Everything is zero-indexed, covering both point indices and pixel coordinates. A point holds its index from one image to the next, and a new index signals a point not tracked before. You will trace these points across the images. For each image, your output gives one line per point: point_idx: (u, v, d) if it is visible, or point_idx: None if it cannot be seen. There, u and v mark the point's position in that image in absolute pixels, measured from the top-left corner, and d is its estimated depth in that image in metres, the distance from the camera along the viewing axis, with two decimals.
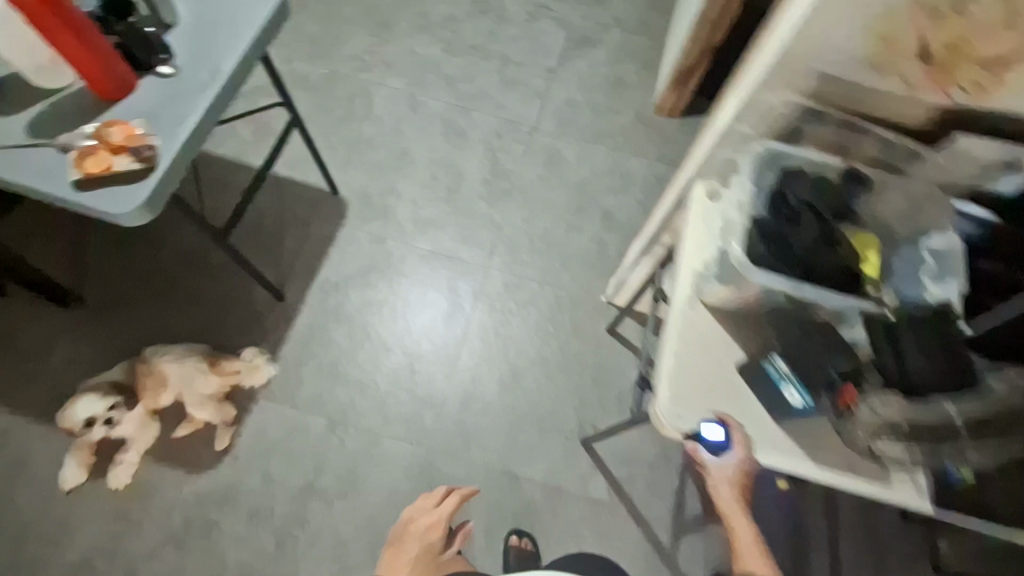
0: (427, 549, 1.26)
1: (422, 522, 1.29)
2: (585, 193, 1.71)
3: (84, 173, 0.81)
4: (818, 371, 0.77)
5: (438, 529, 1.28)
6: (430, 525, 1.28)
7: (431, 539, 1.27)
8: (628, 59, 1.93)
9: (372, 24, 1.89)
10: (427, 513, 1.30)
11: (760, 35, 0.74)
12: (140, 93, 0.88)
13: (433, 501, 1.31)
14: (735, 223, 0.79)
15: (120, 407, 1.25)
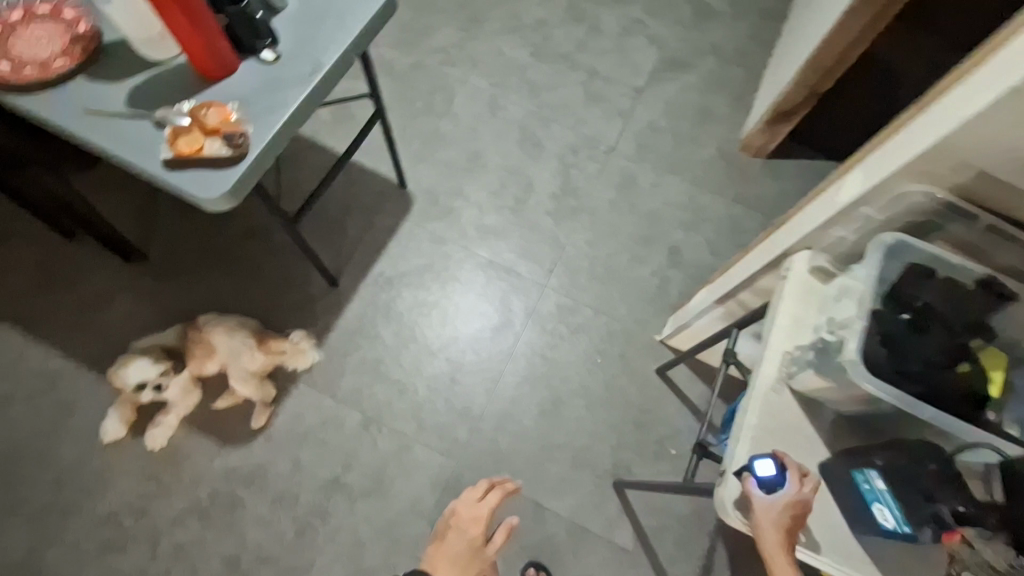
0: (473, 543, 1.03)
1: (465, 517, 1.08)
2: (654, 224, 1.65)
3: (176, 153, 0.80)
4: (925, 502, 0.71)
5: (478, 526, 1.05)
6: (473, 519, 1.07)
7: (473, 536, 1.05)
8: (720, 89, 1.84)
9: (464, 18, 1.86)
10: (470, 507, 1.09)
11: (912, 113, 0.67)
12: (238, 76, 0.87)
13: (477, 491, 1.13)
14: (850, 318, 0.73)
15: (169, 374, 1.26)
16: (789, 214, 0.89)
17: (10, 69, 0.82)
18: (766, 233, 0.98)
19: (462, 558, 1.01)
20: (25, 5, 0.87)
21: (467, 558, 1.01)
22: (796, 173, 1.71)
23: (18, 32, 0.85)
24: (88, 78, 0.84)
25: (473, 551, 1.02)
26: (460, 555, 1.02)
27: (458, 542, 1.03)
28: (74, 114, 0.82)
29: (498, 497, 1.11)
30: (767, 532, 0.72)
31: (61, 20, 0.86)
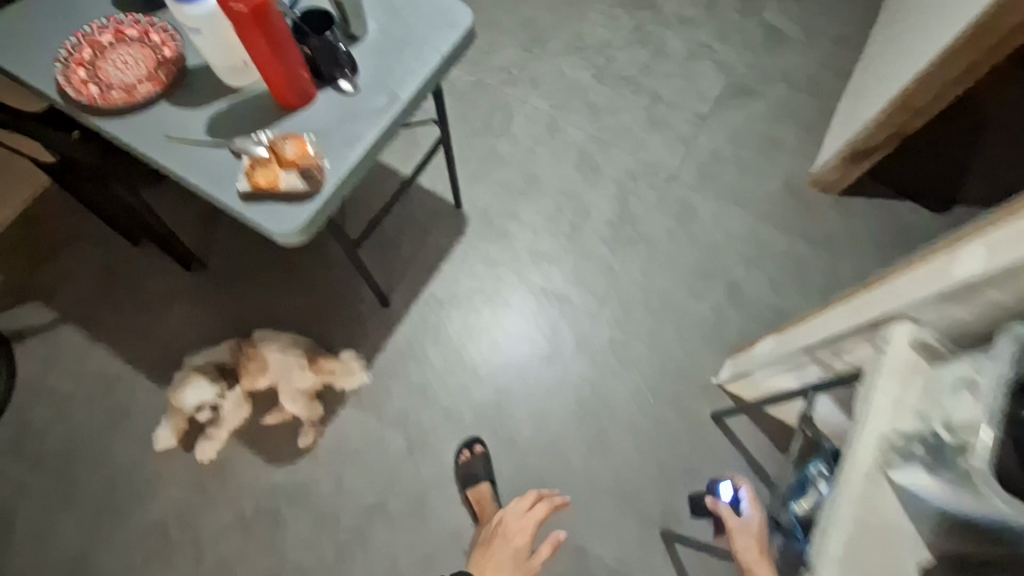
0: (518, 554, 1.19)
1: (513, 527, 1.22)
2: (715, 258, 1.57)
3: (253, 185, 0.79)
4: None
5: (525, 535, 1.20)
6: (520, 529, 1.21)
7: (518, 545, 1.20)
8: (790, 119, 1.76)
9: (526, 38, 1.84)
10: (517, 519, 1.23)
11: None
12: (316, 106, 0.86)
13: (524, 505, 1.25)
14: (978, 414, 0.61)
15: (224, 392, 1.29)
16: (886, 281, 0.84)
17: (98, 93, 0.83)
18: (859, 291, 0.92)
19: (510, 563, 1.18)
20: (115, 26, 0.88)
21: (513, 564, 1.18)
22: (870, 212, 1.62)
23: (107, 55, 0.86)
24: (170, 103, 0.84)
25: (520, 559, 1.19)
26: (509, 560, 1.18)
27: (505, 551, 1.19)
28: (156, 142, 0.82)
29: (541, 512, 1.23)
30: (743, 551, 1.13)
31: (148, 43, 0.87)
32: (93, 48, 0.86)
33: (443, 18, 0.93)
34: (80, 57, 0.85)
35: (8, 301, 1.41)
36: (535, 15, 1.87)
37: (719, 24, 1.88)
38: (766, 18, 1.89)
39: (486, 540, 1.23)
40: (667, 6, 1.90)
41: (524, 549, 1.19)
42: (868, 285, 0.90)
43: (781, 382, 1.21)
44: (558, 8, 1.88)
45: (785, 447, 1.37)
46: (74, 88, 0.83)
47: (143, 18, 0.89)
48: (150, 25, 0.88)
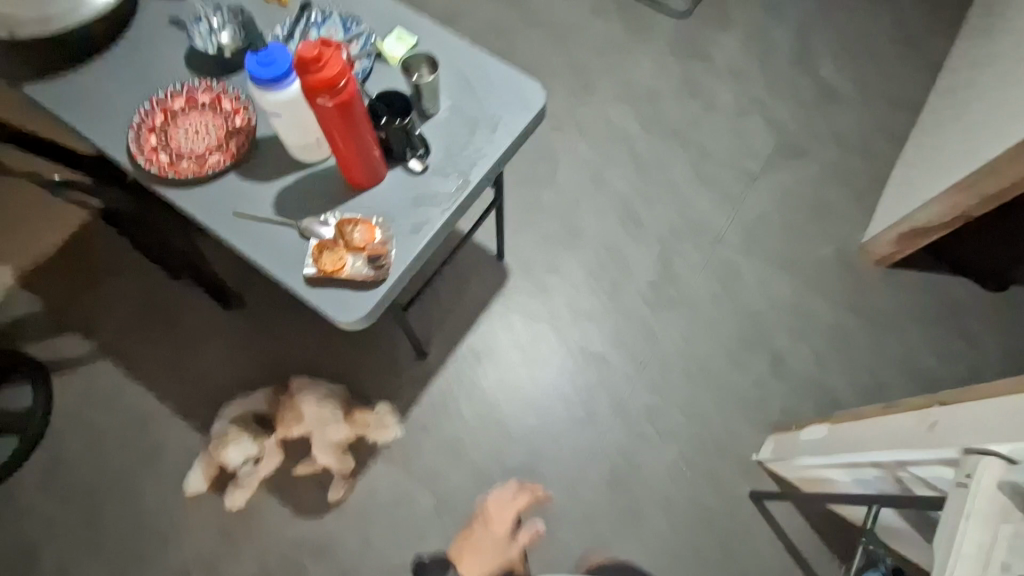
0: (498, 540, 1.28)
1: (496, 516, 1.30)
2: (759, 327, 1.53)
3: (320, 270, 0.77)
4: None
5: (505, 526, 1.29)
6: (500, 517, 1.30)
7: (499, 533, 1.29)
8: (842, 184, 1.70)
9: (575, 82, 1.79)
10: (501, 509, 1.31)
11: None
12: (384, 185, 0.84)
13: (507, 493, 1.33)
14: None
15: (260, 441, 1.29)
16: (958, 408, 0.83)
17: (168, 161, 0.83)
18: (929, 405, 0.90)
19: (490, 550, 1.27)
20: (188, 91, 0.87)
21: (491, 549, 1.27)
22: (921, 288, 1.56)
23: (178, 121, 0.86)
24: (239, 175, 0.83)
25: (500, 546, 1.28)
26: (490, 547, 1.27)
27: (487, 540, 1.28)
28: (223, 215, 0.81)
29: (523, 501, 1.32)
30: None
31: (220, 111, 0.86)
32: (165, 114, 0.86)
33: (516, 97, 0.92)
34: (152, 123, 0.85)
35: (48, 330, 1.41)
36: (585, 58, 1.82)
37: (773, 78, 1.82)
38: (822, 73, 1.83)
39: (468, 524, 1.31)
40: (721, 56, 1.85)
41: (504, 538, 1.28)
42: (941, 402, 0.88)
43: (823, 473, 1.17)
44: (608, 52, 1.83)
45: (825, 534, 1.32)
46: (146, 155, 0.83)
47: (216, 83, 0.88)
48: (223, 91, 0.87)
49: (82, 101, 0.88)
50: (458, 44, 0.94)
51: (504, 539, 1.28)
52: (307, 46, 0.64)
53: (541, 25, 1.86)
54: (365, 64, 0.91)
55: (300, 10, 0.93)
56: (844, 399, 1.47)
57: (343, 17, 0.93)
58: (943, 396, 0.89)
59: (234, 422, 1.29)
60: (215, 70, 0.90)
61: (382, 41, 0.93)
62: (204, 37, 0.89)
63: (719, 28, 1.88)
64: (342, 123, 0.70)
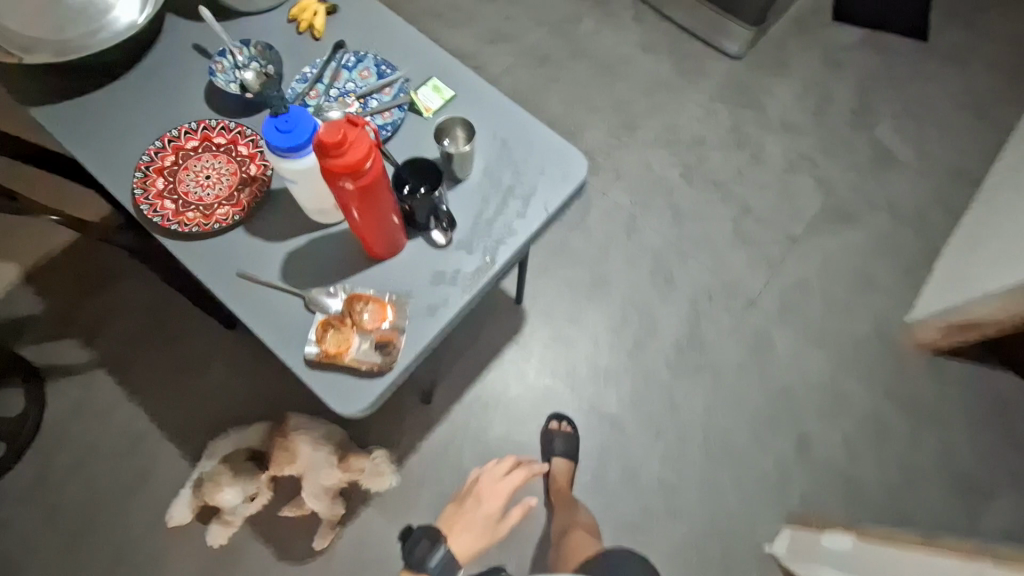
0: (487, 518, 1.20)
1: (489, 489, 1.23)
2: (786, 405, 1.43)
3: (322, 352, 0.70)
4: None
5: (500, 498, 1.22)
6: (495, 489, 1.23)
7: (491, 507, 1.21)
8: (892, 257, 1.57)
9: (617, 121, 1.71)
10: (494, 481, 1.25)
11: None
12: (403, 257, 0.76)
13: (502, 467, 1.27)
14: None
15: (249, 479, 1.22)
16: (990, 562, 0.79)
17: (174, 209, 0.77)
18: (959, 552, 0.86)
19: (479, 528, 1.19)
20: (203, 130, 0.81)
21: (481, 527, 1.19)
22: (967, 381, 1.45)
23: (189, 163, 0.79)
24: (248, 231, 0.77)
25: (489, 525, 1.20)
26: (479, 521, 1.19)
27: (478, 514, 1.20)
28: (225, 274, 0.75)
29: (519, 475, 1.25)
30: None
31: (236, 156, 0.80)
32: (178, 154, 0.79)
33: (556, 165, 0.83)
34: (162, 163, 0.79)
35: (50, 332, 1.37)
36: (629, 97, 1.74)
37: (827, 135, 1.71)
38: (879, 135, 1.72)
39: (460, 497, 1.25)
40: (773, 107, 1.75)
41: (496, 511, 1.21)
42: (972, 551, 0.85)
43: None
44: (654, 93, 1.75)
45: None
46: (150, 199, 0.77)
47: (234, 124, 0.81)
48: (241, 134, 0.81)
49: (91, 132, 0.82)
50: (498, 100, 0.86)
51: (496, 512, 1.21)
52: (327, 131, 0.56)
53: (586, 58, 1.78)
54: (396, 115, 0.84)
55: (334, 50, 0.86)
56: (870, 494, 1.37)
57: (378, 60, 0.87)
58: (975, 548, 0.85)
59: (225, 461, 1.23)
60: (237, 111, 0.83)
61: (417, 91, 0.86)
62: (225, 72, 0.83)
63: (774, 77, 1.78)
64: (359, 202, 0.63)
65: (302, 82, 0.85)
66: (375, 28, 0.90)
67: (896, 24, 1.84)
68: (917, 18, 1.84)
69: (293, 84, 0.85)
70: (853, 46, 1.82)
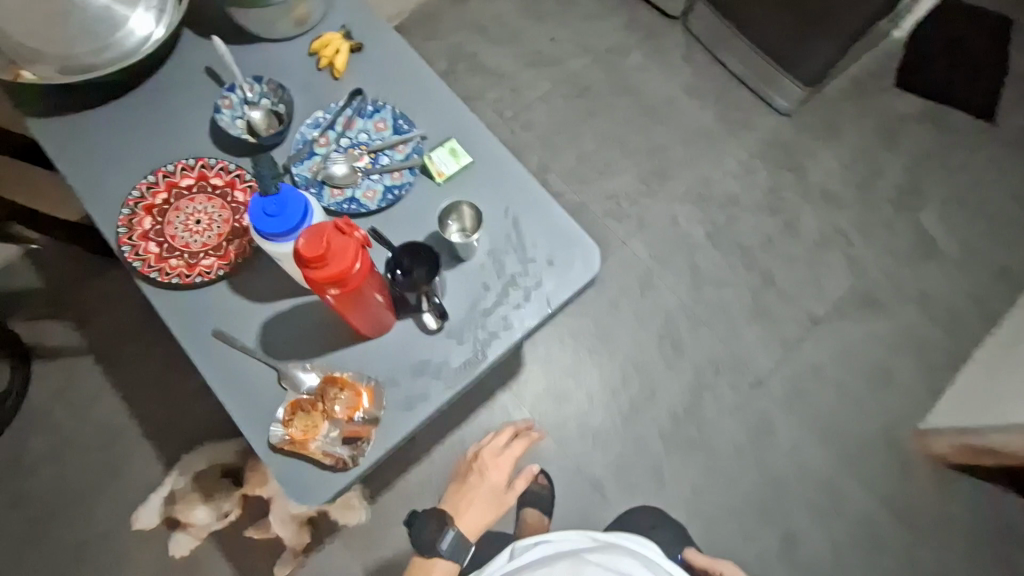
0: (494, 489, 1.03)
1: (491, 462, 1.07)
2: (778, 498, 1.37)
3: (288, 438, 0.67)
4: None
5: (504, 470, 1.07)
6: (495, 465, 1.07)
7: (496, 480, 1.05)
8: (916, 355, 1.48)
9: (648, 167, 1.63)
10: (496, 454, 1.10)
11: None
12: (390, 338, 0.72)
13: (501, 439, 1.14)
14: None
15: (223, 494, 1.23)
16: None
17: (156, 253, 0.73)
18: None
19: (488, 500, 1.02)
20: (200, 169, 0.76)
21: (490, 500, 1.02)
22: (973, 502, 1.37)
23: (181, 204, 0.75)
24: (232, 287, 0.72)
25: (496, 496, 1.04)
26: (486, 494, 1.02)
27: (482, 488, 1.03)
28: (199, 332, 0.71)
29: (519, 447, 1.10)
30: None
31: (230, 202, 0.75)
32: (170, 192, 0.75)
33: (563, 256, 0.77)
34: (152, 201, 0.75)
35: (43, 310, 1.35)
36: (666, 142, 1.66)
37: (868, 212, 1.62)
38: (923, 220, 1.61)
39: (462, 476, 1.08)
40: (816, 173, 1.65)
41: (501, 482, 1.05)
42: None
43: None
44: (693, 141, 1.66)
45: None
46: (134, 239, 0.74)
47: (234, 166, 0.77)
48: (239, 177, 0.76)
49: (91, 156, 0.78)
50: (517, 172, 0.80)
51: (501, 484, 1.05)
52: (308, 244, 0.51)
53: (628, 94, 1.70)
54: (406, 176, 0.78)
55: (352, 96, 0.81)
56: None
57: (397, 113, 0.81)
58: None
59: (202, 474, 1.24)
60: (243, 151, 0.79)
61: (432, 153, 0.80)
62: (232, 107, 0.79)
63: (822, 142, 1.68)
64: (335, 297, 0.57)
65: (313, 126, 0.80)
66: (400, 76, 0.84)
67: (964, 99, 1.71)
68: (987, 96, 1.71)
69: (302, 127, 0.79)
70: (913, 118, 1.70)
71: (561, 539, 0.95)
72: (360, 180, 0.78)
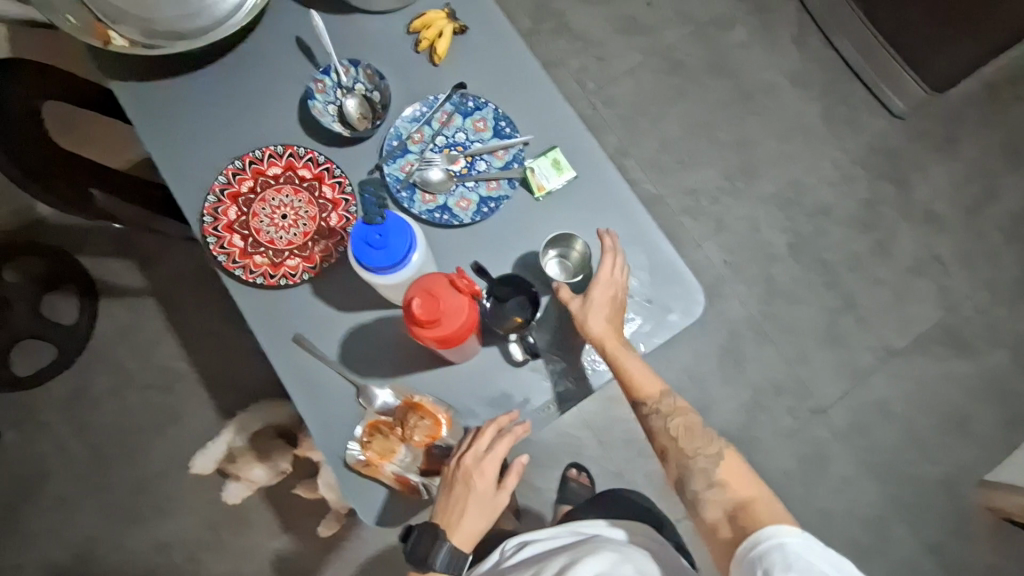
0: (486, 499, 0.65)
1: (480, 470, 0.65)
2: (820, 529, 1.33)
3: (367, 459, 0.66)
4: None
5: (495, 477, 0.65)
6: (483, 471, 0.65)
7: (487, 488, 0.65)
8: (996, 402, 1.39)
9: (737, 163, 1.50)
10: (481, 457, 0.65)
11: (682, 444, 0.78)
12: (472, 365, 0.69)
13: (483, 436, 0.66)
14: None
15: (278, 456, 1.27)
16: (682, 410, 0.79)
17: (241, 247, 0.71)
18: (737, 502, 0.70)
19: (484, 511, 0.65)
20: (288, 157, 0.71)
21: (483, 511, 0.66)
22: None
23: (267, 195, 0.72)
24: (314, 292, 0.70)
25: (488, 503, 0.66)
26: (478, 503, 0.65)
27: (478, 499, 0.65)
28: (280, 336, 0.69)
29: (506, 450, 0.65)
30: None
31: (318, 198, 0.71)
32: (256, 181, 0.72)
33: (663, 295, 0.72)
34: (238, 189, 0.71)
35: (108, 248, 1.35)
36: (760, 136, 1.52)
37: (973, 241, 1.47)
38: None
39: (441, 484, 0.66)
40: (921, 189, 1.50)
41: (489, 489, 0.65)
42: (698, 461, 0.75)
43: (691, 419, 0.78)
44: (790, 138, 1.52)
45: None
46: (219, 230, 0.71)
47: (323, 159, 0.71)
48: (328, 171, 0.71)
49: (171, 131, 0.74)
50: (623, 197, 0.73)
51: (492, 491, 0.65)
52: (424, 308, 0.53)
53: (726, 76, 1.54)
54: (504, 188, 0.72)
55: (454, 89, 0.73)
56: None
57: (499, 113, 0.74)
58: (704, 480, 0.73)
59: (257, 435, 1.27)
60: (333, 141, 0.73)
61: (534, 163, 0.72)
62: (325, 91, 0.73)
63: (935, 155, 1.51)
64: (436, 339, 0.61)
65: (409, 120, 0.73)
66: (504, 68, 0.75)
67: None
68: None
69: (398, 121, 0.73)
70: None
71: (545, 538, 0.81)
72: (454, 187, 0.72)
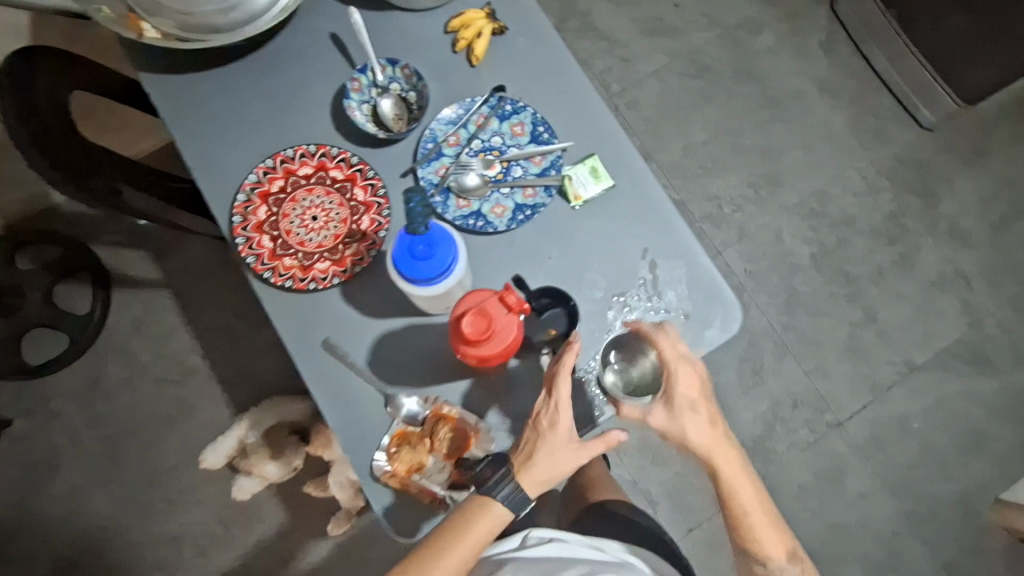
0: (553, 446, 0.62)
1: (552, 414, 0.63)
2: (835, 544, 1.32)
3: (393, 473, 0.65)
4: None
5: (566, 423, 0.62)
6: (551, 415, 0.62)
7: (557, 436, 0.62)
8: (1016, 420, 1.37)
9: (761, 172, 1.48)
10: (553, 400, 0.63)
11: None
12: (504, 373, 0.67)
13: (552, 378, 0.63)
14: None
15: (289, 454, 1.22)
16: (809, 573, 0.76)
17: (270, 248, 0.69)
18: None
19: (552, 459, 0.62)
20: (320, 157, 0.70)
21: (551, 460, 0.62)
22: None
23: (298, 196, 0.70)
24: (344, 296, 0.68)
25: (561, 451, 0.62)
26: (546, 451, 0.62)
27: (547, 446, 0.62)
28: (308, 341, 0.67)
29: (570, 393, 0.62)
30: None
31: (349, 200, 0.70)
32: (287, 180, 0.70)
33: (701, 310, 0.70)
34: (268, 188, 0.70)
35: (124, 239, 1.34)
36: (785, 144, 1.49)
37: (998, 256, 1.45)
38: None
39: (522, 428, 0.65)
40: (947, 203, 1.47)
41: (563, 439, 0.62)
42: None
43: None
44: (816, 147, 1.49)
45: None
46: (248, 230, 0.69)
47: (356, 160, 0.70)
48: (361, 173, 0.70)
49: (201, 126, 0.72)
50: (662, 207, 0.71)
51: (563, 440, 0.62)
52: (476, 328, 0.56)
53: (752, 82, 1.52)
54: (541, 195, 0.70)
55: (492, 92, 0.72)
56: None
57: (538, 117, 0.72)
58: None
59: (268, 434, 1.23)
60: (366, 139, 0.71)
61: (573, 170, 0.71)
62: (360, 90, 0.71)
63: (962, 168, 1.49)
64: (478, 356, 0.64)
65: (445, 122, 0.71)
66: (543, 72, 0.73)
67: None
68: None
69: (434, 123, 0.71)
70: None
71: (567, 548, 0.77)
72: (490, 193, 0.70)
